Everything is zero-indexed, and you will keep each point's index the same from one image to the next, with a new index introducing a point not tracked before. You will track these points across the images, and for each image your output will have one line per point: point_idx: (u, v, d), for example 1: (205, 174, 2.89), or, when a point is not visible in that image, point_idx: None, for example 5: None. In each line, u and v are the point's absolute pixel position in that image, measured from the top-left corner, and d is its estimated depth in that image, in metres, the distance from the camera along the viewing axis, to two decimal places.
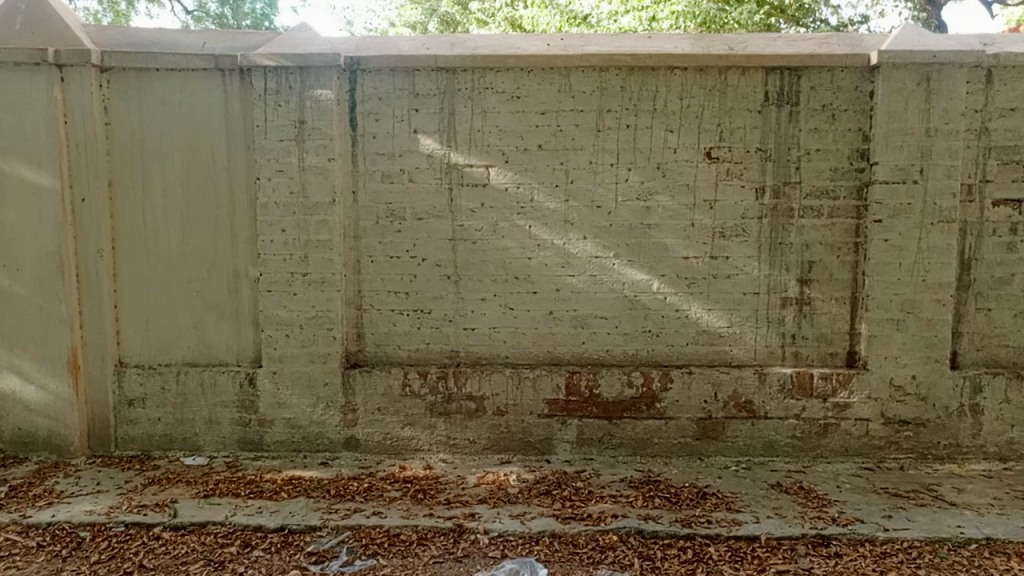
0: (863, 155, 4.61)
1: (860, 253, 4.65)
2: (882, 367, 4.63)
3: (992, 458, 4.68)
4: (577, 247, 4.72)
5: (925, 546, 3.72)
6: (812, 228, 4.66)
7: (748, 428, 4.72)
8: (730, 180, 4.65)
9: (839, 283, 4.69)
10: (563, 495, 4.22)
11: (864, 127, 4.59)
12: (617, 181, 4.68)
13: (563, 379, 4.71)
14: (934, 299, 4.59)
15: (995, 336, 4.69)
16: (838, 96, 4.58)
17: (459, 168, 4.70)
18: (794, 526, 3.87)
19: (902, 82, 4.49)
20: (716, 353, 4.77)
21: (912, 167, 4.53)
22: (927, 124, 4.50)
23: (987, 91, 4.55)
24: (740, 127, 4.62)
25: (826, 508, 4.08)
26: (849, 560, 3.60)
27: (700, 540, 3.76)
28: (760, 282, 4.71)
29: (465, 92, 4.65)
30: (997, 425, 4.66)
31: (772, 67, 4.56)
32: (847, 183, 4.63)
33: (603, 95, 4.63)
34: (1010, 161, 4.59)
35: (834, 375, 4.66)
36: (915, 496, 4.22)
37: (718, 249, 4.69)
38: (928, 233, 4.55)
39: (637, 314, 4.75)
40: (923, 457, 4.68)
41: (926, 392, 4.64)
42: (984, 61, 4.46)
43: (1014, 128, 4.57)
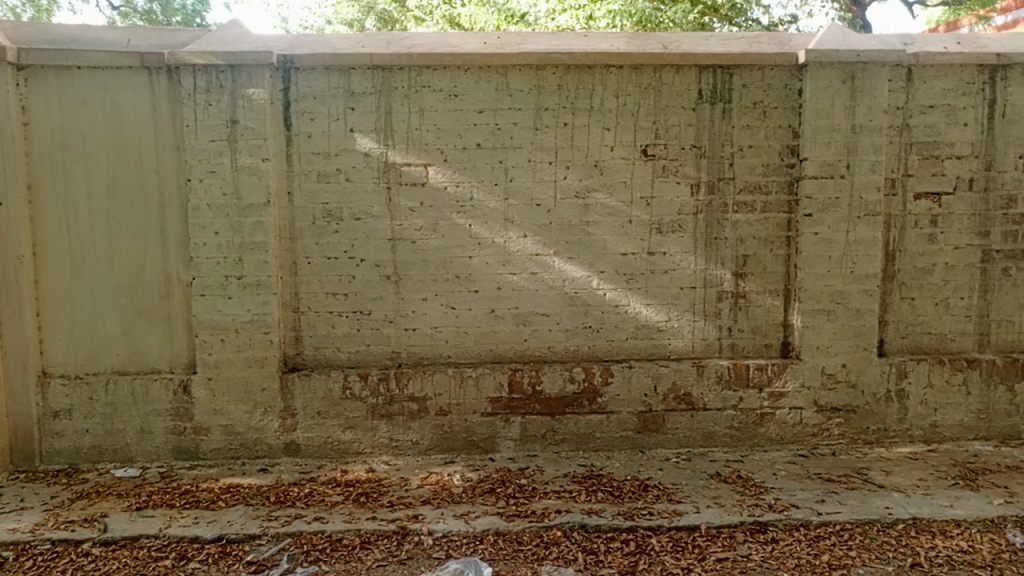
0: (793, 151, 4.74)
1: (791, 247, 4.78)
2: (814, 357, 4.78)
3: (917, 441, 4.88)
4: (517, 245, 4.73)
5: (856, 528, 3.86)
6: (746, 222, 4.77)
7: (688, 419, 4.80)
8: (666, 176, 4.72)
9: (771, 276, 4.81)
10: (507, 492, 4.23)
11: (793, 123, 4.72)
12: (556, 179, 4.70)
13: (506, 377, 4.72)
14: (862, 290, 4.75)
15: (918, 324, 4.88)
16: (769, 93, 4.70)
17: (397, 167, 4.65)
18: (733, 515, 3.96)
19: (829, 80, 4.63)
20: (656, 347, 4.84)
21: (839, 162, 4.67)
22: (852, 121, 4.65)
23: (908, 88, 4.72)
24: (675, 125, 4.69)
25: (763, 495, 4.18)
26: (785, 545, 3.71)
27: (642, 532, 3.82)
28: (696, 277, 4.80)
29: (403, 90, 4.61)
30: (921, 409, 4.85)
31: (705, 66, 4.64)
32: (779, 178, 4.75)
33: (540, 94, 4.65)
34: (930, 156, 4.77)
35: (769, 366, 4.78)
36: (847, 481, 4.36)
37: (655, 244, 4.76)
38: (856, 226, 4.71)
39: (578, 311, 4.79)
40: (854, 443, 4.85)
41: (855, 380, 4.80)
42: (904, 60, 4.63)
43: (933, 125, 4.75)
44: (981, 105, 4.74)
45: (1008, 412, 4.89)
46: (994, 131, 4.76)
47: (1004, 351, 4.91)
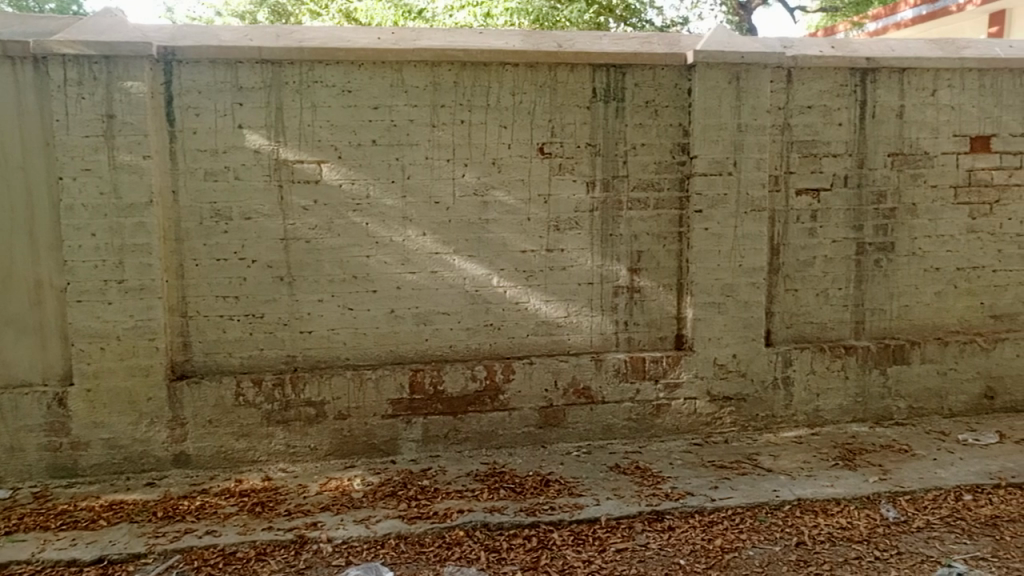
0: (684, 149, 4.88)
1: (683, 242, 4.93)
2: (706, 348, 4.95)
3: (802, 425, 5.14)
4: (416, 243, 4.67)
5: (747, 512, 4.03)
6: (640, 219, 4.89)
7: (588, 413, 4.89)
8: (562, 174, 4.78)
9: (665, 271, 4.95)
10: (408, 495, 4.18)
11: (683, 122, 4.86)
12: (454, 176, 4.67)
13: (407, 378, 4.67)
14: (750, 283, 4.95)
15: (801, 315, 5.13)
16: (660, 92, 4.82)
17: (289, 164, 4.51)
18: (631, 505, 4.05)
19: (715, 80, 4.80)
20: (556, 343, 4.89)
21: (726, 160, 4.86)
22: (738, 120, 4.84)
23: (788, 89, 4.95)
24: (570, 123, 4.75)
25: (660, 484, 4.31)
26: (680, 532, 3.84)
27: (544, 527, 3.86)
28: (593, 273, 4.88)
29: (294, 85, 4.46)
30: (805, 394, 5.11)
31: (598, 65, 4.72)
32: (670, 176, 4.89)
33: (436, 91, 4.61)
34: (809, 154, 5.02)
35: (664, 358, 4.92)
36: (738, 466, 4.55)
37: (553, 241, 4.81)
38: (742, 222, 4.91)
39: (478, 309, 4.78)
40: (745, 429, 5.06)
41: (745, 369, 5.01)
42: (784, 62, 4.85)
43: (812, 124, 5.00)
44: (854, 106, 5.02)
45: (883, 395, 5.21)
46: (865, 130, 5.05)
47: (878, 337, 5.23)
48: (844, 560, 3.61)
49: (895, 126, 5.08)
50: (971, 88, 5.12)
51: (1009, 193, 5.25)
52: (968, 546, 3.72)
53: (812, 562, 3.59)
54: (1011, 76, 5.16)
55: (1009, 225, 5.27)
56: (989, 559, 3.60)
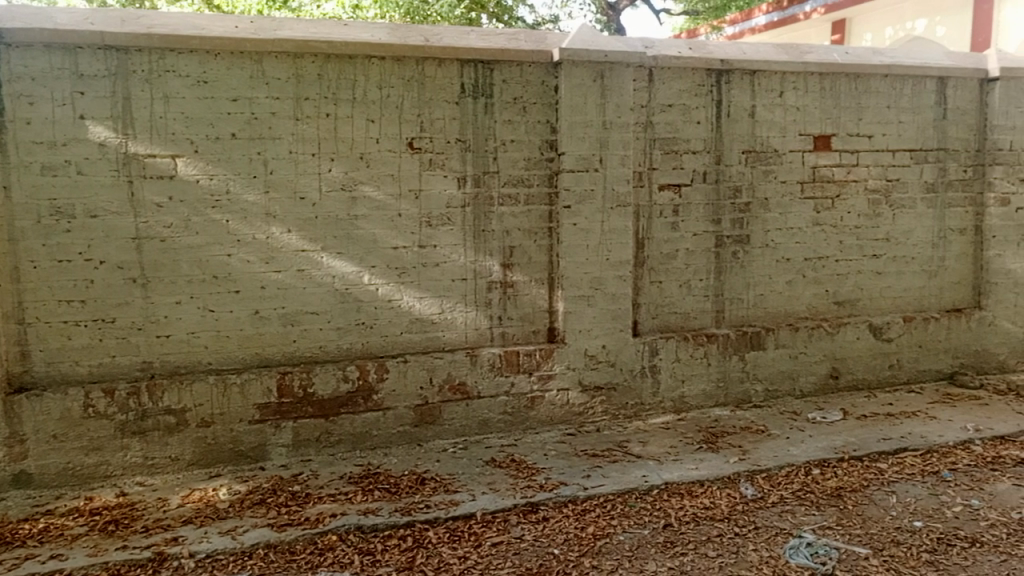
0: (552, 145, 4.97)
1: (554, 237, 5.02)
2: (577, 340, 5.06)
3: (669, 411, 5.35)
4: (281, 240, 4.50)
5: (617, 498, 4.16)
6: (511, 214, 4.93)
7: (463, 409, 4.88)
8: (432, 169, 4.74)
9: (536, 265, 5.02)
10: (278, 501, 4.03)
11: (551, 119, 4.94)
12: (320, 171, 4.53)
13: (274, 381, 4.49)
14: (617, 276, 5.10)
15: (666, 305, 5.35)
16: (528, 89, 4.87)
17: (139, 158, 4.22)
18: (506, 498, 4.09)
19: (581, 78, 4.90)
20: (430, 340, 4.86)
21: (592, 157, 4.98)
22: (603, 117, 4.97)
23: (650, 88, 5.13)
24: (439, 118, 4.72)
25: (535, 476, 4.37)
26: (554, 522, 3.91)
27: (419, 525, 3.83)
28: (466, 268, 4.88)
29: (142, 74, 4.18)
30: (671, 381, 5.33)
31: (466, 60, 4.72)
32: (539, 172, 4.96)
33: (299, 83, 4.45)
34: (671, 151, 5.23)
35: (537, 351, 4.99)
36: (609, 454, 4.69)
37: (425, 237, 4.77)
38: (609, 217, 5.05)
39: (349, 307, 4.67)
40: (615, 418, 5.22)
41: (614, 359, 5.16)
42: (645, 62, 5.03)
43: (672, 122, 5.21)
44: (710, 105, 5.27)
45: (741, 379, 5.52)
46: (721, 129, 5.32)
47: (736, 325, 5.53)
48: (706, 538, 3.79)
49: (748, 125, 5.38)
50: (813, 90, 5.50)
51: (848, 188, 5.68)
52: (816, 517, 4.00)
53: (677, 542, 3.75)
54: (847, 80, 5.58)
55: (849, 217, 5.71)
56: (834, 527, 3.89)
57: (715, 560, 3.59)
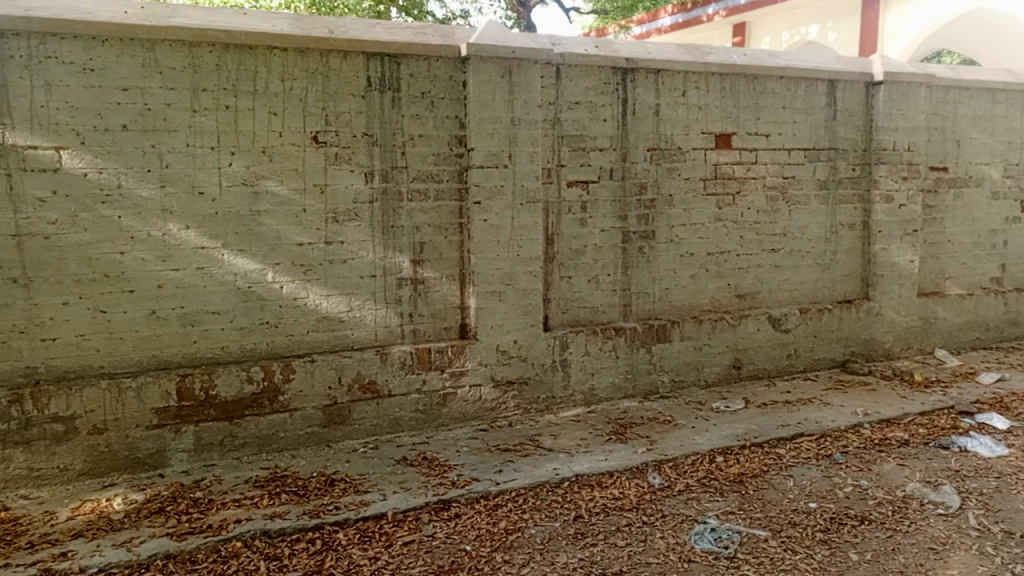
0: (461, 141, 4.95)
1: (464, 233, 5.00)
2: (489, 336, 5.06)
3: (580, 404, 5.43)
4: (179, 237, 4.31)
5: (529, 492, 4.19)
6: (420, 210, 4.88)
7: (373, 408, 4.81)
8: (339, 164, 4.64)
9: (446, 262, 4.99)
10: (178, 509, 3.86)
11: (459, 114, 4.92)
12: (220, 165, 4.36)
13: (173, 384, 4.30)
14: (528, 271, 5.13)
15: (576, 300, 5.42)
16: (435, 84, 4.83)
17: (19, 150, 3.95)
18: (418, 496, 4.05)
19: (489, 74, 4.90)
20: (338, 338, 4.76)
21: (502, 153, 4.99)
22: (512, 113, 4.99)
23: (558, 85, 5.17)
24: (345, 112, 4.62)
25: (447, 473, 4.35)
26: (466, 518, 3.91)
27: (328, 528, 3.74)
28: (375, 265, 4.80)
29: (21, 60, 3.92)
30: (582, 374, 5.41)
31: (372, 53, 4.64)
32: (449, 167, 4.93)
33: (196, 73, 4.27)
34: (579, 148, 5.30)
35: (448, 348, 4.97)
36: (521, 448, 4.71)
37: (332, 234, 4.66)
38: (519, 213, 5.07)
39: (252, 306, 4.52)
40: (527, 412, 5.25)
41: (525, 354, 5.19)
42: (552, 59, 5.07)
43: (580, 119, 5.27)
44: (616, 103, 5.37)
45: (649, 371, 5.65)
46: (627, 126, 5.42)
47: (644, 318, 5.66)
48: (616, 528, 3.86)
49: (653, 123, 5.51)
50: (714, 90, 5.68)
51: (748, 185, 5.90)
52: (720, 502, 4.15)
53: (587, 533, 3.81)
54: (746, 81, 5.79)
55: (748, 213, 5.93)
56: (736, 512, 4.03)
57: (623, 549, 3.67)
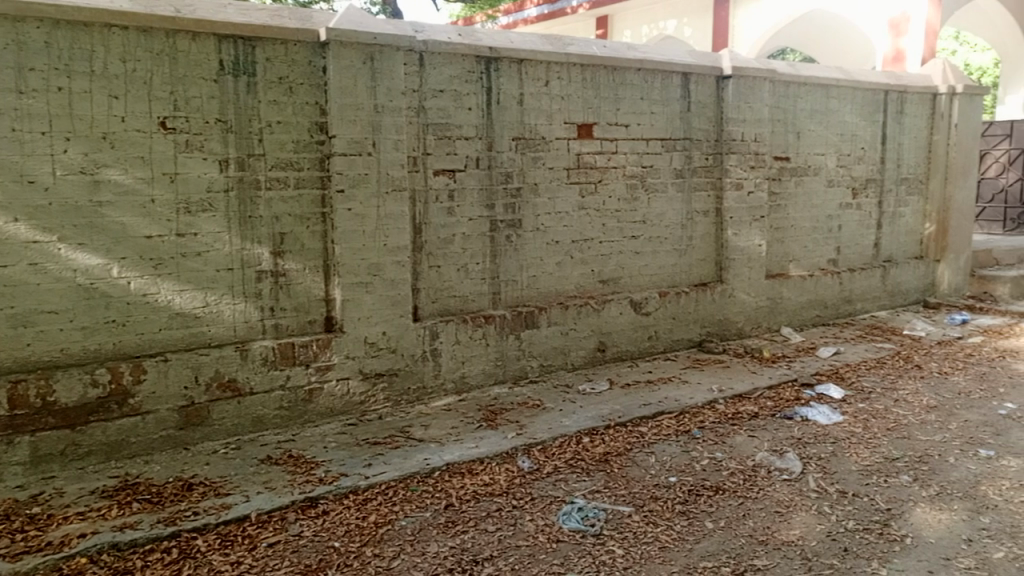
0: (321, 128, 4.81)
1: (327, 223, 4.88)
2: (356, 328, 4.97)
3: (450, 393, 5.44)
4: (6, 230, 3.94)
5: (399, 484, 4.16)
6: (279, 200, 4.71)
7: (234, 407, 4.61)
8: (190, 151, 4.39)
9: (309, 253, 4.85)
10: (13, 528, 3.54)
11: (319, 101, 4.78)
12: (53, 152, 4.01)
13: (4, 392, 3.94)
14: (394, 261, 5.07)
15: (444, 290, 5.41)
16: (293, 69, 4.67)
17: None
18: (283, 495, 3.92)
19: (350, 60, 4.78)
20: (194, 335, 4.52)
21: (364, 141, 4.89)
22: (374, 100, 4.89)
23: (421, 73, 5.12)
24: (195, 96, 4.37)
25: (314, 470, 4.24)
26: (334, 515, 3.83)
27: (186, 535, 3.56)
28: (232, 257, 4.59)
29: None
30: (452, 363, 5.41)
31: (223, 35, 4.41)
32: (310, 155, 4.79)
33: (21, 51, 3.90)
34: (444, 137, 5.27)
35: (314, 342, 4.83)
36: (391, 441, 4.67)
37: (184, 225, 4.42)
38: (385, 202, 4.99)
39: (95, 304, 4.20)
40: (397, 404, 5.20)
41: (394, 345, 5.13)
42: (415, 46, 5.01)
43: (444, 108, 5.25)
44: (480, 92, 5.38)
45: (518, 357, 5.74)
46: (491, 115, 5.45)
47: (512, 306, 5.74)
48: (486, 514, 3.91)
49: (517, 113, 5.57)
50: (575, 81, 5.81)
51: (609, 174, 6.09)
52: (586, 482, 4.28)
53: (458, 521, 3.83)
54: (605, 72, 5.95)
55: (610, 201, 6.13)
56: (602, 491, 4.18)
57: (493, 534, 3.72)
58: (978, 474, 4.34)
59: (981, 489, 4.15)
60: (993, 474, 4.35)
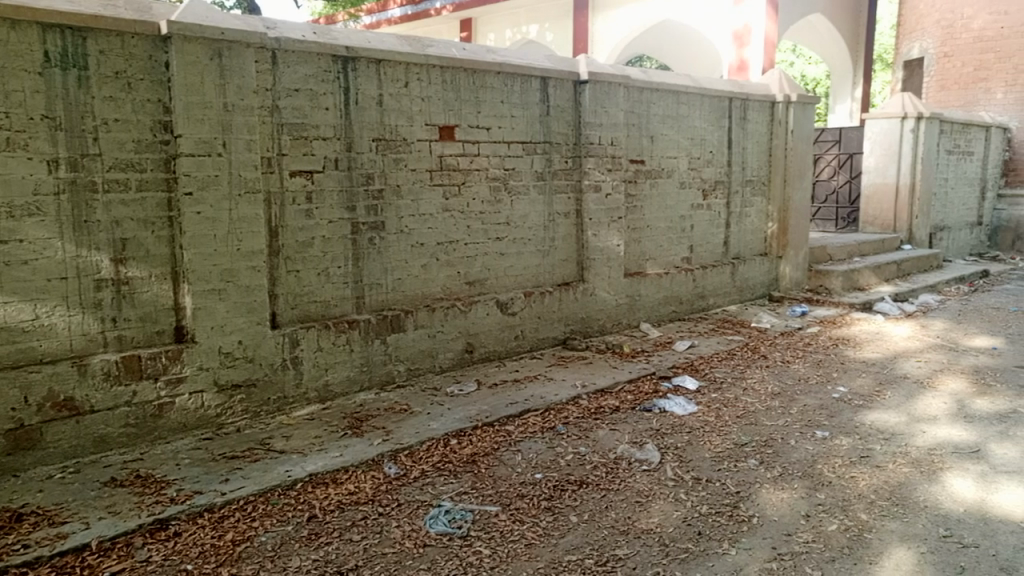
0: (165, 127, 4.53)
1: (175, 227, 4.61)
2: (209, 337, 4.72)
3: (313, 401, 5.28)
4: None
5: (259, 498, 3.98)
6: (119, 203, 4.40)
7: (72, 427, 4.25)
8: (12, 150, 4.01)
9: (155, 259, 4.56)
10: None
11: (162, 98, 4.50)
12: None
13: None
14: (250, 267, 4.86)
15: (304, 295, 5.24)
16: (131, 63, 4.37)
17: None
18: (129, 519, 3.65)
19: (195, 56, 4.53)
20: (22, 352, 4.13)
21: (214, 140, 4.65)
22: (224, 99, 4.67)
23: (274, 71, 4.93)
24: (17, 90, 4.00)
25: (164, 490, 3.98)
26: (187, 536, 3.61)
27: (14, 571, 3.24)
28: (66, 266, 4.24)
29: None
30: (314, 371, 5.25)
31: (48, 24, 4.06)
32: (152, 156, 4.50)
33: None
34: (300, 137, 5.11)
35: (162, 354, 4.54)
36: (250, 454, 4.47)
37: (7, 232, 4.02)
38: (238, 205, 4.78)
39: None
40: (257, 415, 4.99)
41: (252, 354, 4.92)
42: (266, 43, 4.82)
43: (300, 107, 5.08)
44: (338, 92, 5.26)
45: (384, 361, 5.65)
46: (350, 116, 5.34)
47: (377, 310, 5.64)
48: (351, 523, 3.82)
49: (377, 114, 5.48)
50: (436, 82, 5.79)
51: (472, 176, 6.12)
52: (454, 484, 4.27)
53: (322, 533, 3.71)
54: (465, 74, 5.97)
55: (473, 203, 6.16)
56: (469, 492, 4.19)
57: (359, 543, 3.63)
58: (815, 454, 4.69)
59: (817, 468, 4.49)
60: (828, 453, 4.72)
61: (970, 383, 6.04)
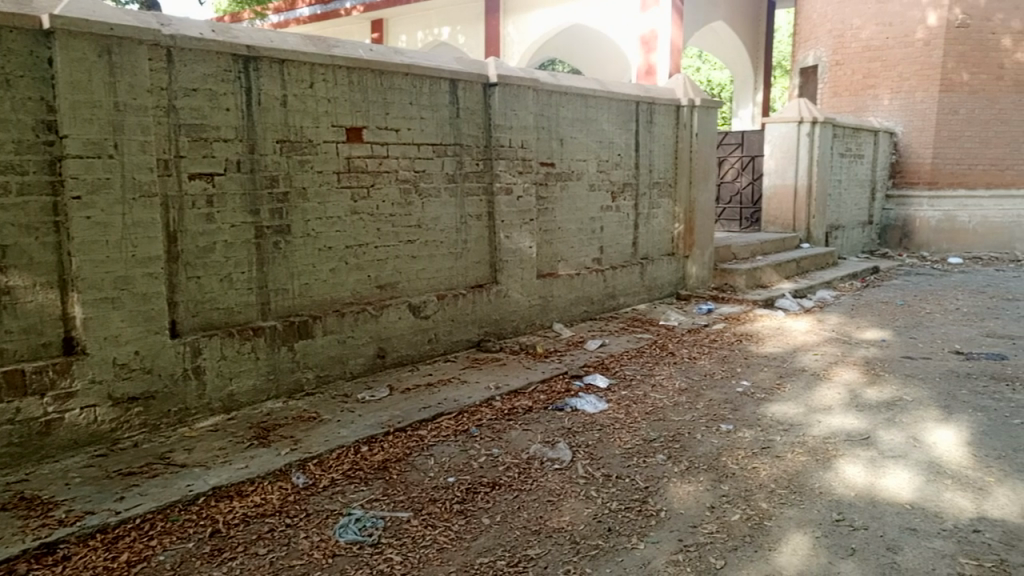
0: (49, 127, 4.28)
1: (62, 233, 4.36)
2: (101, 348, 4.49)
3: (217, 412, 5.09)
4: None
5: (157, 515, 3.81)
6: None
7: None
8: None
9: (40, 267, 4.30)
10: None
11: (46, 96, 4.25)
12: None
13: None
14: (146, 274, 4.65)
15: (206, 302, 5.05)
16: (9, 59, 4.11)
17: None
18: (12, 545, 3.42)
19: (81, 52, 4.30)
20: None
21: (104, 141, 4.42)
22: (114, 98, 4.45)
23: (170, 69, 4.74)
24: None
25: (52, 512, 3.75)
26: (77, 559, 3.42)
27: None
28: None
29: None
30: (218, 380, 5.07)
31: None
32: (35, 157, 4.24)
33: None
34: (199, 138, 4.92)
35: (50, 367, 4.29)
36: (148, 470, 4.27)
37: None
38: (132, 209, 4.56)
39: None
40: (156, 428, 4.77)
41: (149, 365, 4.70)
42: (161, 40, 4.62)
43: (198, 107, 4.90)
44: (239, 92, 5.10)
45: (292, 369, 5.51)
46: (252, 117, 5.18)
47: (283, 316, 5.49)
48: (256, 537, 3.70)
49: (280, 114, 5.34)
50: (342, 83, 5.68)
51: (381, 178, 6.04)
52: (364, 492, 4.20)
53: (225, 548, 3.58)
54: (372, 75, 5.89)
55: (383, 206, 6.08)
56: (380, 499, 4.12)
57: (265, 557, 3.52)
58: (719, 447, 4.85)
59: (722, 460, 4.63)
60: (731, 445, 4.88)
61: (862, 373, 6.38)
